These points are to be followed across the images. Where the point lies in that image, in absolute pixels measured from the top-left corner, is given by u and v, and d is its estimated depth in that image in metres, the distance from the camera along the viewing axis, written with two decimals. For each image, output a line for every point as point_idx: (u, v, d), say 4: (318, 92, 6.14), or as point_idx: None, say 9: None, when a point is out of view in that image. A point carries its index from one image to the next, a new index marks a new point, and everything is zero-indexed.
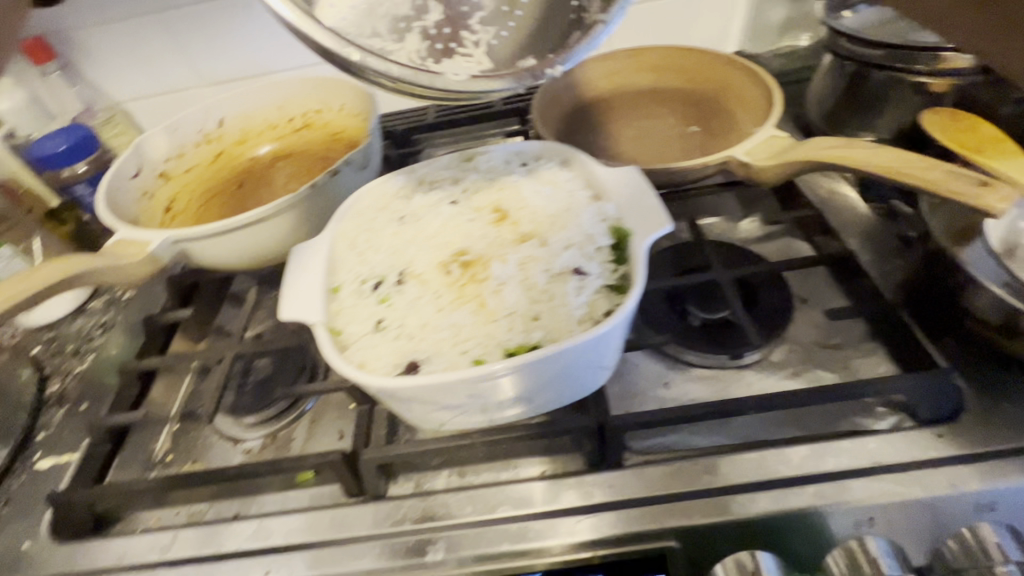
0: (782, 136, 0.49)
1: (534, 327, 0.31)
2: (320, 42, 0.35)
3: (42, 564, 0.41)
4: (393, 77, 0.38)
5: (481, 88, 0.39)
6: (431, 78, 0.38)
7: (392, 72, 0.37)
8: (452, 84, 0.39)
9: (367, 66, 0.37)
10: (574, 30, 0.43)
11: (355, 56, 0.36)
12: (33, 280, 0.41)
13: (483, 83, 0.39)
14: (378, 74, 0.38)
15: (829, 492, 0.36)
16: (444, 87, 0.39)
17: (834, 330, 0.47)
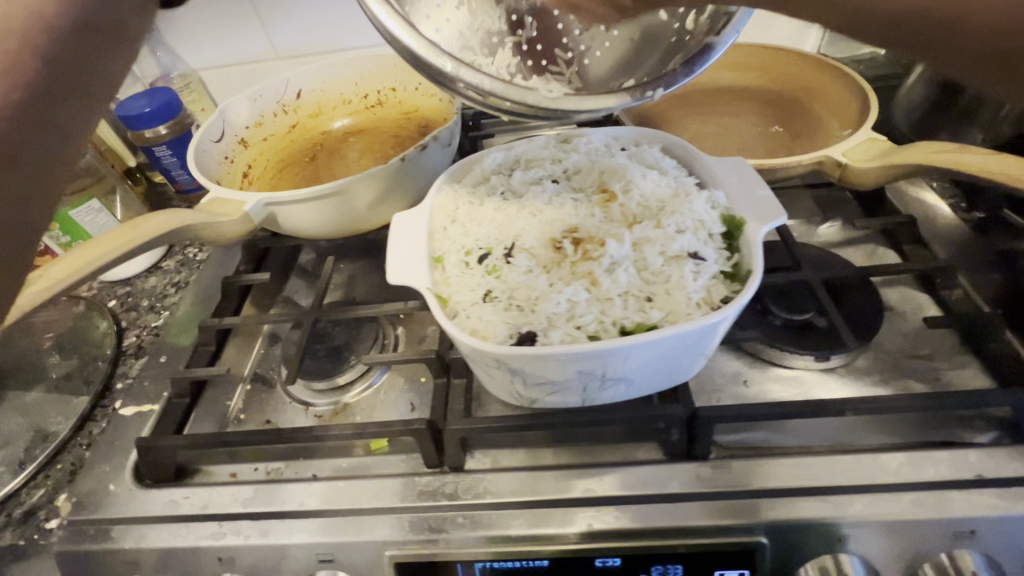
0: (883, 140, 0.48)
1: (651, 307, 0.32)
2: (413, 49, 0.33)
3: (127, 506, 0.43)
4: (484, 91, 0.35)
5: (574, 107, 0.36)
6: (522, 93, 0.35)
7: (482, 85, 0.35)
8: (544, 101, 0.36)
9: (459, 78, 0.34)
10: (675, 54, 0.41)
11: (449, 66, 0.34)
12: (144, 229, 0.42)
13: (579, 104, 0.36)
14: (469, 86, 0.35)
15: (929, 502, 0.35)
16: (535, 103, 0.35)
17: (924, 340, 0.46)
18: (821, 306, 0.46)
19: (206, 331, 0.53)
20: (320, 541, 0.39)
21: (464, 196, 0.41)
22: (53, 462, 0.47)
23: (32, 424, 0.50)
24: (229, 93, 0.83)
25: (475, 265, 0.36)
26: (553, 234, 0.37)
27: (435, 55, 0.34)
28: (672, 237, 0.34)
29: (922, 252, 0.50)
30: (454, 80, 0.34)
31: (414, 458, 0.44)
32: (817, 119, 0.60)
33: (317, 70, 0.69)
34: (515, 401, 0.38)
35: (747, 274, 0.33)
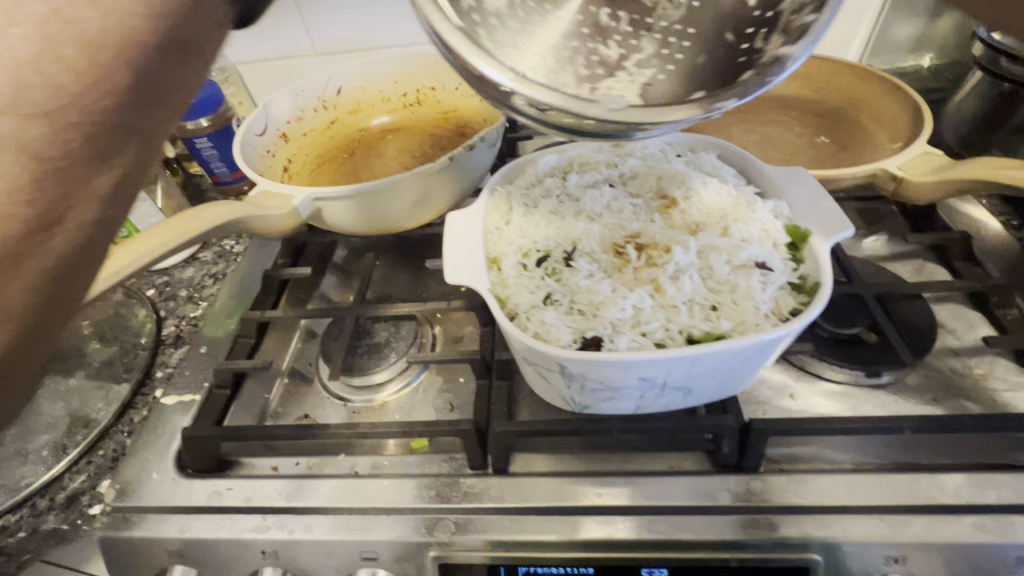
0: (939, 154, 0.47)
1: (718, 317, 0.32)
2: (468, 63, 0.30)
3: (171, 495, 0.43)
4: (541, 106, 0.29)
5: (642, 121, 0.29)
6: (584, 107, 0.29)
7: (540, 98, 0.29)
8: (609, 114, 0.29)
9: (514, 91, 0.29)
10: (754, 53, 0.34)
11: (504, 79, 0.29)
12: (200, 220, 0.42)
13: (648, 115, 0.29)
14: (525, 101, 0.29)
15: (990, 526, 0.34)
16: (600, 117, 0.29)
17: (978, 359, 0.44)
18: (873, 320, 0.45)
19: (246, 323, 0.53)
20: (365, 539, 0.39)
21: (518, 196, 0.41)
22: (95, 449, 0.47)
23: (71, 410, 0.49)
24: (265, 87, 0.83)
25: (533, 267, 0.36)
26: (615, 240, 0.37)
27: (484, 66, 0.29)
28: (739, 246, 0.35)
29: (975, 269, 0.49)
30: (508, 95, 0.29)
31: (455, 459, 0.43)
32: (864, 131, 0.59)
33: (358, 68, 0.69)
34: (565, 405, 0.38)
35: (813, 287, 0.33)
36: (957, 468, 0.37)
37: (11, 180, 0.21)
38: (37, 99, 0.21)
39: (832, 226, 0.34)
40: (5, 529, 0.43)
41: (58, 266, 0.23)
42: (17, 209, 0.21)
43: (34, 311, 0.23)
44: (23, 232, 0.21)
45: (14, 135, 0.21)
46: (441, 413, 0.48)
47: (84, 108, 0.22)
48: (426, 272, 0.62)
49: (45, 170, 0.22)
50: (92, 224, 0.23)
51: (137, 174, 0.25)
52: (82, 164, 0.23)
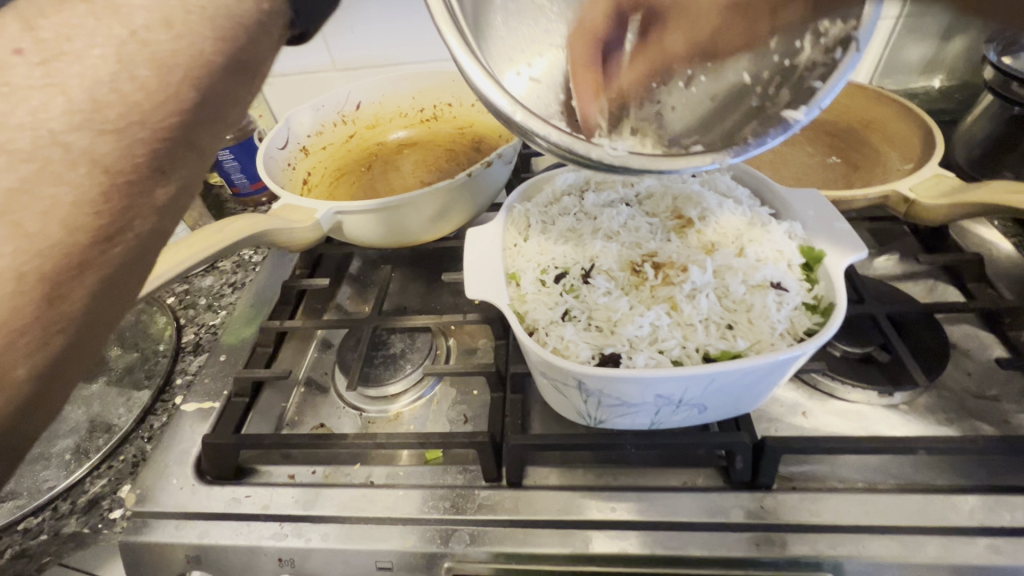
0: (952, 177, 0.48)
1: (734, 335, 0.33)
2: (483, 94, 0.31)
3: (190, 501, 0.44)
4: (551, 142, 0.32)
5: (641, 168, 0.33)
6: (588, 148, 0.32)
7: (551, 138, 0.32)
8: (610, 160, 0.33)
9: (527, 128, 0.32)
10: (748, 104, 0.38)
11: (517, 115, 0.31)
12: (226, 233, 0.43)
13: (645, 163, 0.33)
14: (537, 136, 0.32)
15: (1006, 548, 0.34)
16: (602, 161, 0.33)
17: (990, 381, 0.45)
18: (885, 340, 0.45)
19: (266, 332, 0.54)
20: (380, 548, 0.39)
21: (537, 214, 0.42)
22: (116, 454, 0.48)
23: (92, 415, 0.50)
24: (286, 101, 0.86)
25: (551, 283, 0.37)
26: (632, 258, 0.38)
27: (501, 105, 0.31)
28: (755, 267, 0.36)
29: (988, 290, 0.49)
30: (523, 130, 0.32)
31: (469, 471, 0.44)
32: (875, 152, 0.60)
33: (377, 84, 0.71)
34: (580, 420, 0.38)
35: (828, 308, 0.34)
36: (970, 490, 0.38)
37: (81, 192, 0.22)
38: (110, 117, 0.23)
39: (846, 248, 0.35)
40: (28, 532, 0.43)
41: (118, 275, 0.24)
42: (84, 219, 0.22)
43: (80, 320, 0.23)
44: (90, 240, 0.22)
45: (89, 148, 0.22)
46: (454, 425, 0.48)
47: (151, 123, 0.24)
48: (441, 284, 0.63)
49: (113, 180, 0.23)
50: (149, 234, 0.24)
51: (190, 186, 0.26)
52: (146, 176, 0.24)
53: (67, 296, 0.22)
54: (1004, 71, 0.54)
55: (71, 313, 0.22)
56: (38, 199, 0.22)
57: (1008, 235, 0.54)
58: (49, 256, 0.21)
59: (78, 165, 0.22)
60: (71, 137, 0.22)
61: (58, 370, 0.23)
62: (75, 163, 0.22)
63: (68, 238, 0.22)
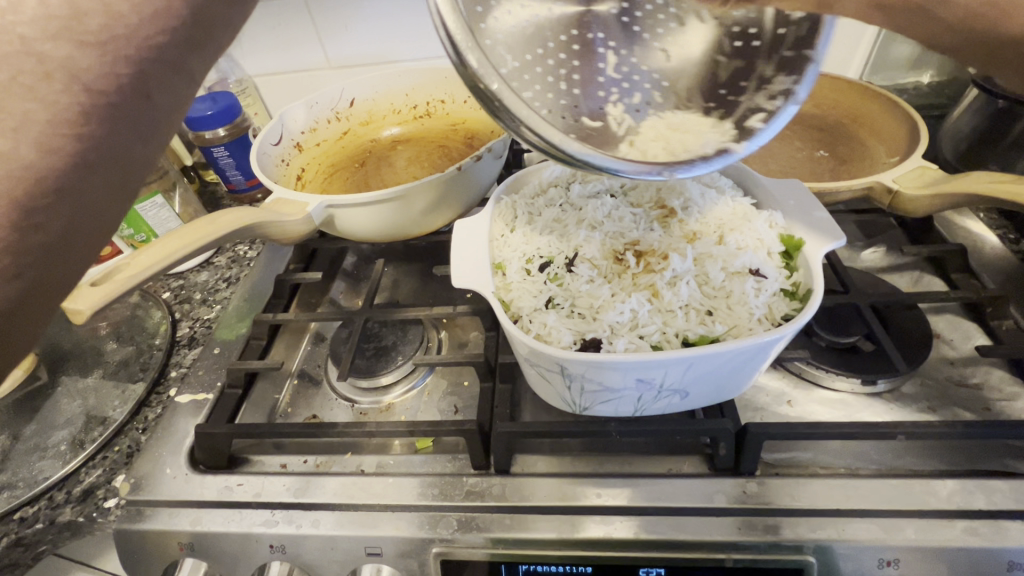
0: (936, 168, 0.48)
1: (713, 321, 0.34)
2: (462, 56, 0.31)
3: (183, 490, 0.44)
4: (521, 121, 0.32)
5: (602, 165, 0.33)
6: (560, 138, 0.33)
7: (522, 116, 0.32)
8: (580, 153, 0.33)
9: (501, 99, 0.32)
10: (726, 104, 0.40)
11: (493, 84, 0.31)
12: (218, 225, 0.43)
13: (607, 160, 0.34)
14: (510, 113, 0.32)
15: (983, 530, 0.35)
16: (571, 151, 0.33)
17: (972, 370, 0.45)
18: (868, 330, 0.46)
19: (259, 325, 0.54)
20: (370, 534, 0.40)
21: (523, 205, 0.43)
22: (110, 445, 0.48)
23: (88, 408, 0.51)
24: (280, 99, 0.86)
25: (536, 273, 0.38)
26: (615, 247, 0.39)
27: (477, 67, 0.31)
28: (734, 254, 0.37)
29: (971, 280, 0.50)
30: (494, 100, 0.32)
31: (459, 459, 0.44)
32: (863, 146, 0.61)
33: (370, 81, 0.71)
34: (565, 406, 0.39)
35: (806, 294, 0.35)
36: (948, 474, 0.38)
37: (54, 111, 0.24)
38: (90, 28, 0.25)
39: (825, 236, 0.36)
40: (23, 520, 0.44)
41: (93, 202, 0.27)
42: (59, 141, 0.24)
43: (50, 248, 0.26)
44: (66, 163, 0.25)
45: (66, 62, 0.24)
46: (445, 415, 0.49)
47: (136, 40, 0.26)
48: (433, 279, 0.63)
49: (91, 100, 0.25)
50: (120, 160, 0.27)
51: (173, 109, 0.29)
52: (129, 101, 0.27)
53: (41, 223, 0.25)
54: None
55: (47, 240, 0.25)
56: (11, 114, 0.23)
57: (993, 228, 0.55)
58: (22, 178, 0.24)
59: (55, 81, 0.24)
60: (45, 46, 0.24)
61: (29, 290, 0.26)
62: (52, 77, 0.24)
63: (43, 159, 0.24)
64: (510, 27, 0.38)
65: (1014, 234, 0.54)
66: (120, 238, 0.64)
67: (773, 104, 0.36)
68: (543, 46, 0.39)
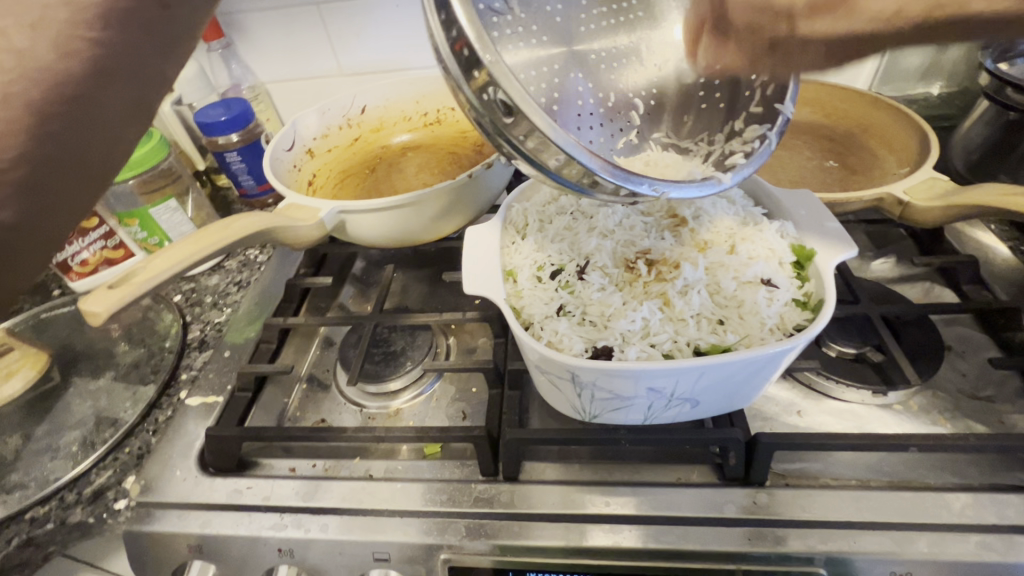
0: (946, 179, 0.48)
1: (725, 330, 0.35)
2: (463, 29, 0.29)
3: (193, 493, 0.44)
4: (512, 101, 0.30)
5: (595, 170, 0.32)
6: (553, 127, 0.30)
7: (516, 95, 0.29)
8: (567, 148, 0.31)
9: (495, 76, 0.29)
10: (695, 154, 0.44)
11: (488, 58, 0.29)
12: (235, 229, 0.43)
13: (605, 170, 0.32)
14: (502, 94, 0.30)
15: (997, 545, 0.35)
16: (558, 141, 0.30)
17: (984, 382, 0.45)
18: (880, 341, 0.46)
19: (270, 329, 0.55)
20: (378, 540, 0.40)
21: (534, 213, 0.43)
22: (121, 446, 0.49)
23: (99, 410, 0.52)
24: (293, 104, 0.87)
25: (547, 280, 0.39)
26: (626, 255, 0.40)
27: (476, 42, 0.29)
28: (745, 264, 0.37)
29: (983, 292, 0.50)
30: (487, 79, 0.30)
31: (467, 466, 0.44)
32: (874, 157, 0.61)
33: (382, 89, 0.72)
34: (575, 414, 0.39)
35: (818, 304, 0.35)
36: (960, 488, 0.38)
37: (71, 12, 0.26)
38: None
39: (837, 247, 0.36)
40: (34, 521, 0.44)
41: (111, 115, 0.29)
42: (76, 47, 0.27)
43: (59, 156, 0.27)
44: (82, 67, 0.27)
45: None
46: (453, 421, 0.49)
47: None
48: (442, 285, 0.63)
49: (109, 4, 0.27)
50: (132, 75, 0.29)
51: (183, 30, 0.31)
52: (148, 10, 0.29)
53: (60, 130, 0.27)
54: (997, 77, 0.55)
55: (60, 147, 0.27)
56: (28, 9, 0.26)
57: (1005, 240, 0.55)
58: (40, 80, 0.26)
59: None
60: None
61: (37, 195, 0.27)
62: None
63: (61, 61, 0.26)
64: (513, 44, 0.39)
65: None
66: (133, 240, 0.65)
67: (748, 147, 0.40)
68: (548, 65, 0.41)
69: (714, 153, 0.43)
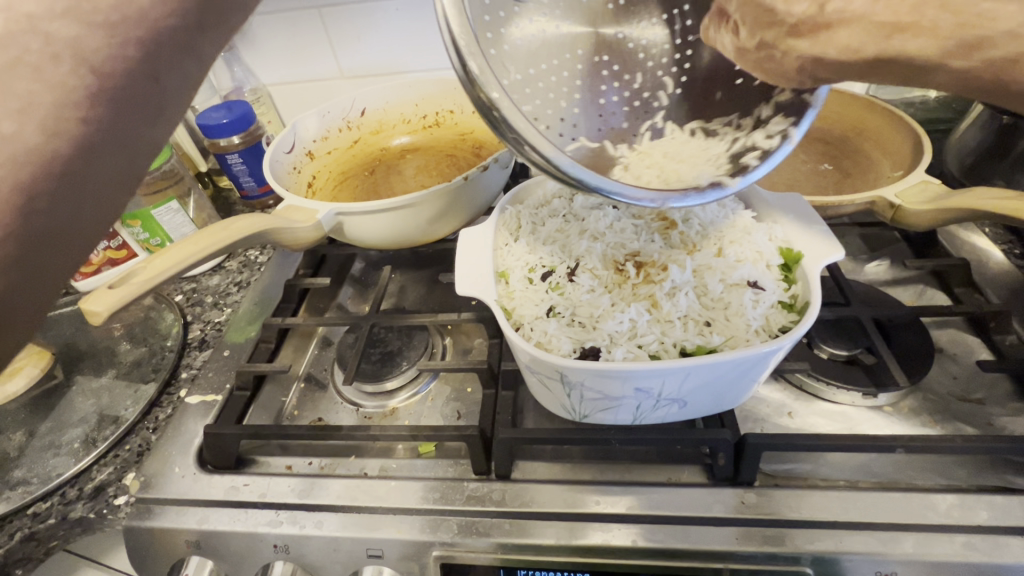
0: (938, 183, 0.49)
1: (711, 332, 0.35)
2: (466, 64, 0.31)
3: (191, 490, 0.45)
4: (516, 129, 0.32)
5: (593, 185, 0.33)
6: (552, 151, 0.32)
7: (518, 125, 0.32)
8: (566, 165, 0.33)
9: (499, 107, 0.32)
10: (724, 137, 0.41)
11: (491, 92, 0.31)
12: (234, 228, 0.44)
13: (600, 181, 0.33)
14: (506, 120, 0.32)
15: (982, 546, 0.35)
16: (557, 161, 0.32)
17: (975, 385, 0.45)
18: (871, 343, 0.46)
19: (268, 328, 0.55)
20: (372, 537, 0.40)
21: (527, 215, 0.44)
22: (121, 443, 0.49)
23: (101, 408, 0.52)
24: (295, 106, 0.88)
25: (538, 281, 0.39)
26: (616, 257, 0.41)
27: (479, 73, 0.31)
28: (732, 267, 0.38)
29: (975, 295, 0.50)
30: (492, 107, 0.32)
31: (460, 464, 0.45)
32: (868, 160, 0.61)
33: (382, 91, 0.73)
34: (565, 414, 0.40)
35: (803, 306, 0.35)
36: (948, 489, 0.38)
37: (59, 95, 0.25)
38: (100, 8, 0.27)
39: (824, 250, 0.36)
40: (36, 515, 0.45)
41: (99, 188, 0.28)
42: (63, 128, 0.25)
43: (43, 235, 0.26)
44: (70, 147, 0.26)
45: (73, 42, 0.26)
46: (448, 421, 0.50)
47: (145, 21, 0.28)
48: (439, 286, 0.64)
49: (99, 83, 0.27)
50: (122, 146, 0.28)
51: (178, 97, 0.31)
52: (137, 84, 0.28)
53: (45, 207, 0.26)
54: None
55: (48, 223, 0.26)
56: (15, 95, 0.24)
57: (999, 243, 0.55)
58: (27, 163, 0.24)
59: (62, 62, 0.25)
60: (52, 25, 0.25)
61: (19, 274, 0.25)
62: (58, 58, 0.25)
63: (47, 143, 0.25)
64: (516, 42, 0.39)
65: (1020, 249, 0.54)
66: (135, 241, 0.66)
67: (768, 143, 0.38)
68: (548, 62, 0.40)
69: (737, 143, 0.40)
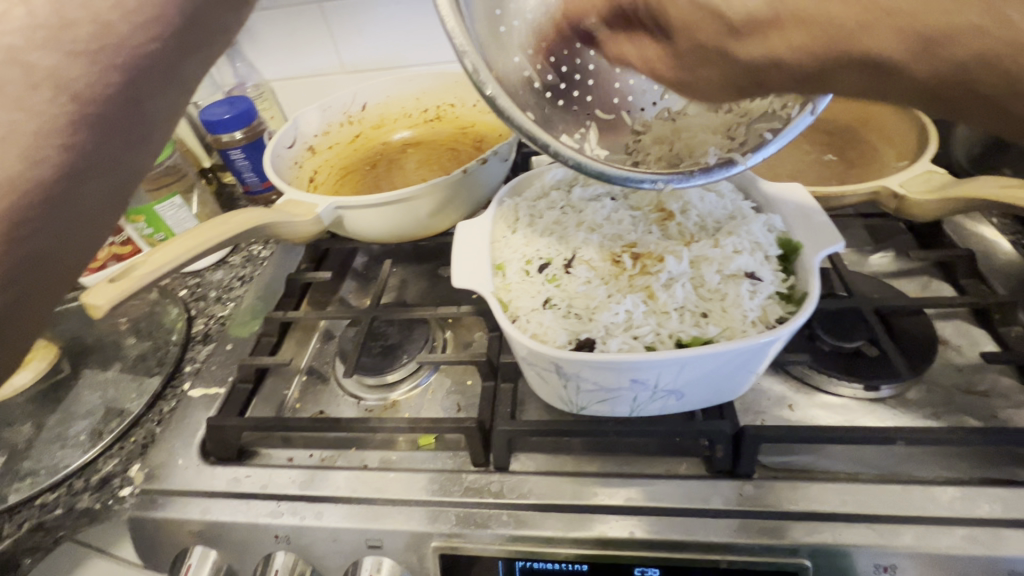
0: (943, 173, 0.48)
1: (707, 322, 0.35)
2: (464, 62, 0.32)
3: (194, 481, 0.46)
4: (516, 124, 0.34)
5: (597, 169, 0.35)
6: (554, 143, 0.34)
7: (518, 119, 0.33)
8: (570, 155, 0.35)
9: (498, 103, 0.33)
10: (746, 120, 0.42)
11: (488, 89, 0.32)
12: (235, 222, 0.45)
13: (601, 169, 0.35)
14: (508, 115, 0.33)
15: (983, 538, 0.35)
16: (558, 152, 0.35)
17: (979, 377, 0.44)
18: (873, 334, 0.46)
19: (270, 322, 0.56)
20: (374, 527, 0.41)
21: (524, 208, 0.44)
22: (126, 436, 0.50)
23: (106, 401, 0.53)
24: (298, 102, 0.88)
25: (535, 273, 0.39)
26: (614, 249, 0.40)
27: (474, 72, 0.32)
28: (729, 257, 0.37)
29: (981, 286, 0.49)
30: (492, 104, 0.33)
31: (459, 456, 0.45)
32: (872, 150, 0.60)
33: (382, 85, 0.73)
34: (563, 406, 0.39)
35: (802, 297, 0.35)
36: (949, 482, 0.38)
37: (40, 123, 0.26)
38: (81, 37, 0.27)
39: (823, 240, 0.36)
40: (45, 505, 0.46)
41: (81, 211, 0.29)
42: (46, 155, 0.26)
43: (31, 257, 0.27)
44: (53, 172, 0.26)
45: (52, 72, 0.26)
46: (448, 413, 0.50)
47: (124, 48, 0.28)
48: (441, 279, 0.64)
49: (80, 110, 0.27)
50: (105, 169, 0.29)
51: (159, 118, 0.31)
52: (118, 108, 0.29)
53: (33, 232, 0.27)
54: None
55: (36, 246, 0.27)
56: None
57: (1006, 233, 0.54)
58: (10, 192, 0.25)
59: (42, 90, 0.26)
60: (33, 55, 0.25)
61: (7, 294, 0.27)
62: (38, 87, 0.26)
63: (32, 171, 0.26)
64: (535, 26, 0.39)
65: None
66: (140, 236, 0.66)
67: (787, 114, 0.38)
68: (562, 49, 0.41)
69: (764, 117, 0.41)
